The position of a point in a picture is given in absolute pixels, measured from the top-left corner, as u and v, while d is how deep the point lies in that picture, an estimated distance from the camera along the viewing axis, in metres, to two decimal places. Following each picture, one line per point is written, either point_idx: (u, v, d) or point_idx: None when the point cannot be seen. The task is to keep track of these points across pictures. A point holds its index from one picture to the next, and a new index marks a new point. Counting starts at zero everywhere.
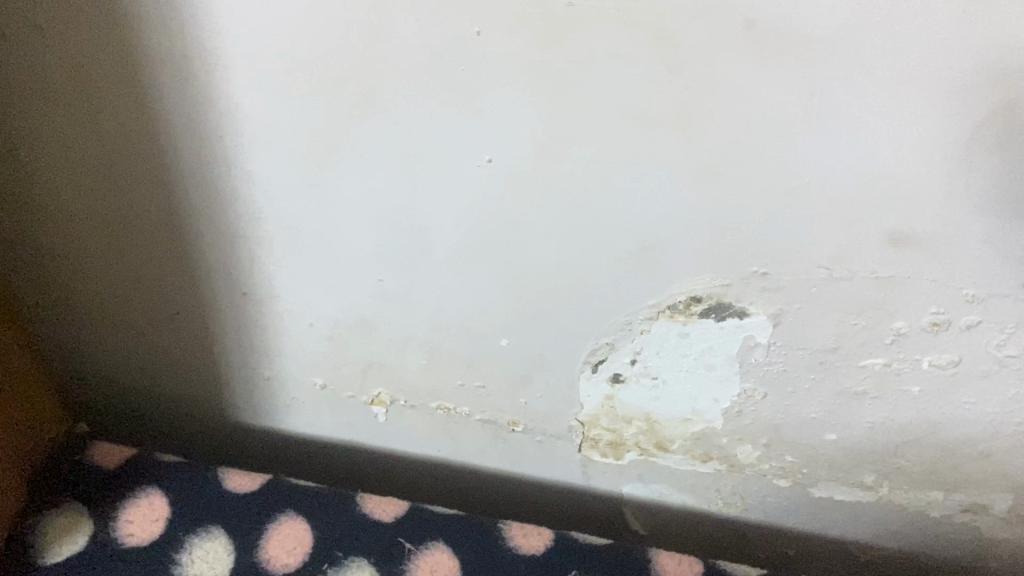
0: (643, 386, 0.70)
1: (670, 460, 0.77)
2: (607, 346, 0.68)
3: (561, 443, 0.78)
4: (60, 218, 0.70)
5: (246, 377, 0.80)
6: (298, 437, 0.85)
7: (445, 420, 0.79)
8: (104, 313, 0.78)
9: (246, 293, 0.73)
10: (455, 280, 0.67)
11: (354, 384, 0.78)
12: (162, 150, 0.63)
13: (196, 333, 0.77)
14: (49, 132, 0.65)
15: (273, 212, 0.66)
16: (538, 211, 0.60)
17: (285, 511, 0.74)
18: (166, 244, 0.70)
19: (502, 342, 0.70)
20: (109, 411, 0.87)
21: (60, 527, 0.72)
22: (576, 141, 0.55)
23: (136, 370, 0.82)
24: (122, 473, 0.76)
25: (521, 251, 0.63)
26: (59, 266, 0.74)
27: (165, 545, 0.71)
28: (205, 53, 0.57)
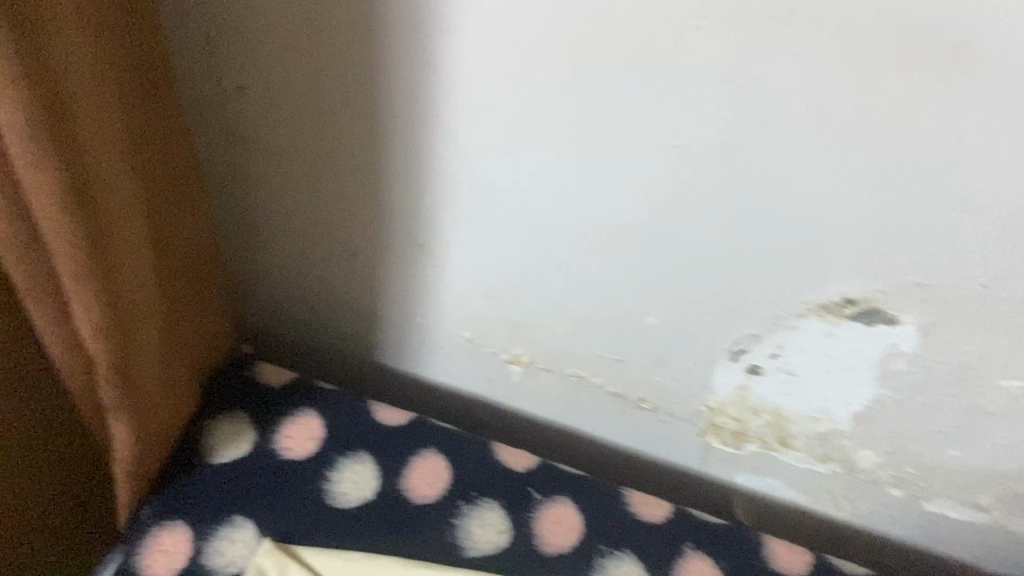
0: (779, 380, 0.74)
1: (789, 456, 0.81)
2: (752, 338, 0.72)
3: (685, 425, 0.82)
4: (267, 155, 0.77)
5: (400, 321, 0.87)
6: (433, 385, 0.91)
7: (574, 388, 0.84)
8: (285, 246, 0.85)
9: (420, 244, 0.79)
10: (618, 257, 0.72)
11: (500, 340, 0.84)
12: (375, 106, 0.70)
13: (365, 273, 0.84)
14: (275, 79, 0.71)
15: (462, 173, 0.71)
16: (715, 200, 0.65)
17: (426, 448, 0.80)
18: (358, 190, 0.77)
19: (649, 320, 0.75)
20: (265, 334, 0.95)
21: (227, 432, 0.80)
22: (769, 139, 0.60)
23: (302, 301, 0.89)
24: (284, 393, 0.83)
25: (688, 235, 0.68)
26: (255, 197, 0.82)
27: (318, 462, 0.79)
28: (437, 23, 0.62)
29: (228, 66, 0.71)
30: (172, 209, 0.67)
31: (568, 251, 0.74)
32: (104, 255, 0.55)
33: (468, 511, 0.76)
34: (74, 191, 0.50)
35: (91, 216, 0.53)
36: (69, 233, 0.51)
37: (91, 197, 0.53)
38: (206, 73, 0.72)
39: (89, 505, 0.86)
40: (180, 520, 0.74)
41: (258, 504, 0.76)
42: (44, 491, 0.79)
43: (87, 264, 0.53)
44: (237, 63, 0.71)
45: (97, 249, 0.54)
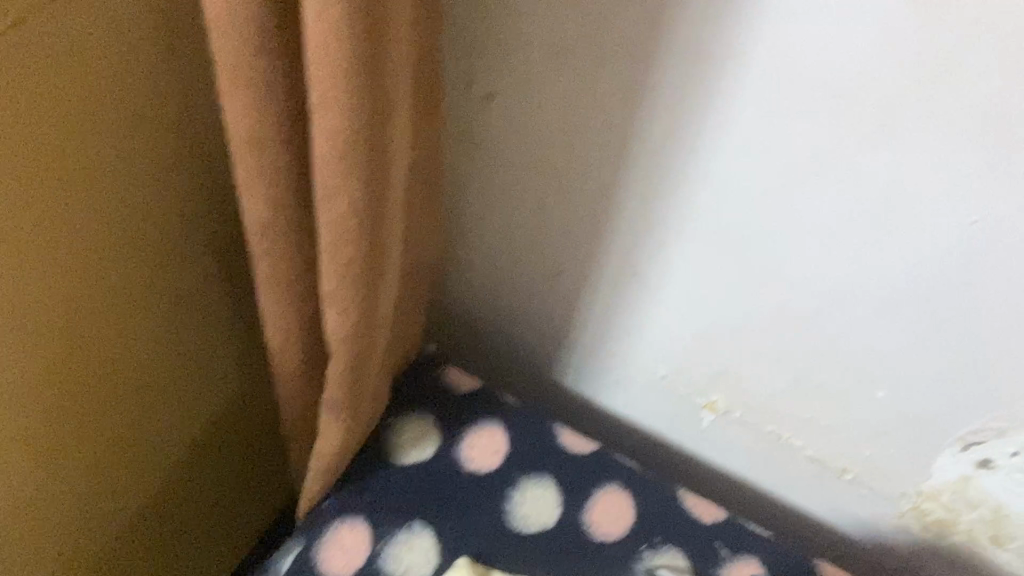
0: (1012, 480, 0.68)
1: (996, 556, 0.75)
2: (994, 431, 0.67)
3: (885, 504, 0.78)
4: (497, 165, 0.75)
5: (593, 344, 0.84)
6: (612, 413, 0.89)
7: (773, 446, 0.80)
8: (488, 253, 0.83)
9: (637, 276, 0.76)
10: (861, 323, 0.68)
11: (699, 384, 0.81)
12: (632, 132, 0.66)
13: (568, 294, 0.81)
14: (528, 94, 0.68)
15: (708, 211, 0.68)
16: (997, 285, 0.60)
17: (611, 482, 0.78)
18: (585, 212, 0.74)
19: (878, 394, 0.71)
20: (446, 334, 0.93)
21: (412, 434, 0.79)
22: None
23: (493, 309, 0.87)
24: (470, 402, 0.81)
25: (954, 318, 0.63)
26: (471, 204, 0.79)
27: (500, 479, 0.77)
28: (733, 56, 0.58)
29: (481, 73, 0.69)
30: (411, 216, 0.67)
31: (805, 308, 0.69)
32: (375, 267, 0.55)
33: (651, 556, 0.74)
34: (371, 209, 0.50)
35: (375, 232, 0.52)
36: (354, 247, 0.51)
37: (380, 213, 0.52)
38: (456, 77, 0.70)
39: (249, 458, 0.89)
40: (361, 518, 0.73)
41: (438, 514, 0.74)
42: (215, 441, 0.82)
43: (358, 277, 0.53)
44: (493, 70, 0.68)
45: (370, 264, 0.54)
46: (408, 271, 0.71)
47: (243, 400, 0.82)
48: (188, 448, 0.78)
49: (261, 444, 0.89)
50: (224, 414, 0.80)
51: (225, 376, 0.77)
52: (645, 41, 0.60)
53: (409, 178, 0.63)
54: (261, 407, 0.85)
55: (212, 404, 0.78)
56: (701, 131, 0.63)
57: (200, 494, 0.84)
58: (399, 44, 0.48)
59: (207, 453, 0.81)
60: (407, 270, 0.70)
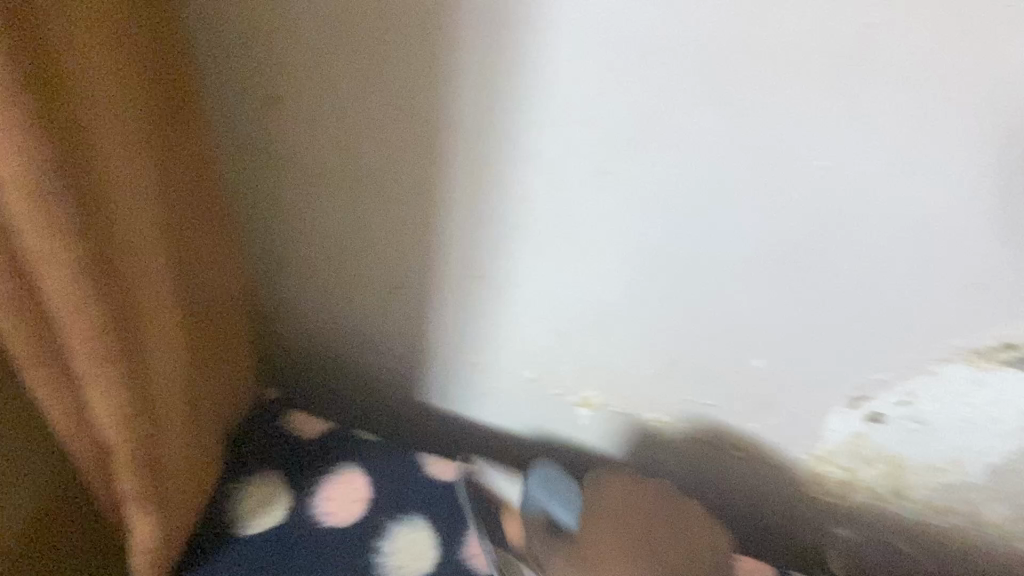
0: (902, 429, 0.64)
1: (902, 508, 0.71)
2: (878, 383, 0.62)
3: (782, 474, 0.72)
4: (302, 179, 0.65)
5: (449, 358, 0.76)
6: (484, 428, 0.81)
7: (657, 433, 0.74)
8: (314, 277, 0.73)
9: (480, 277, 0.68)
10: (724, 291, 0.62)
11: (568, 381, 0.74)
12: (439, 123, 0.58)
13: (410, 308, 0.73)
14: (315, 95, 0.59)
15: (540, 198, 0.60)
16: (858, 227, 0.54)
17: (490, 507, 0.69)
18: (408, 217, 0.65)
19: (756, 362, 0.65)
20: (292, 371, 0.83)
21: (259, 495, 0.68)
22: (947, 159, 0.49)
23: (332, 337, 0.78)
24: (320, 448, 0.71)
25: (820, 270, 0.58)
26: (284, 228, 0.69)
27: (363, 530, 0.67)
28: (531, 22, 0.50)
29: (257, 76, 0.59)
30: (198, 256, 0.56)
31: (661, 285, 0.63)
32: (134, 333, 0.45)
33: None
34: (102, 268, 0.40)
35: (121, 292, 0.42)
36: (93, 317, 0.41)
37: (122, 270, 0.42)
38: (228, 84, 0.60)
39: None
40: None
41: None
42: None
43: (114, 351, 0.43)
44: (268, 73, 0.58)
45: (126, 331, 0.43)
46: (208, 320, 0.60)
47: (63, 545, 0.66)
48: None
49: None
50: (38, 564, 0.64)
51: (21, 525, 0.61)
52: (431, 19, 0.52)
53: (178, 215, 0.52)
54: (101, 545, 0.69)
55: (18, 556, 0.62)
56: (515, 110, 0.55)
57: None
58: (95, 57, 0.37)
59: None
60: (207, 320, 0.60)
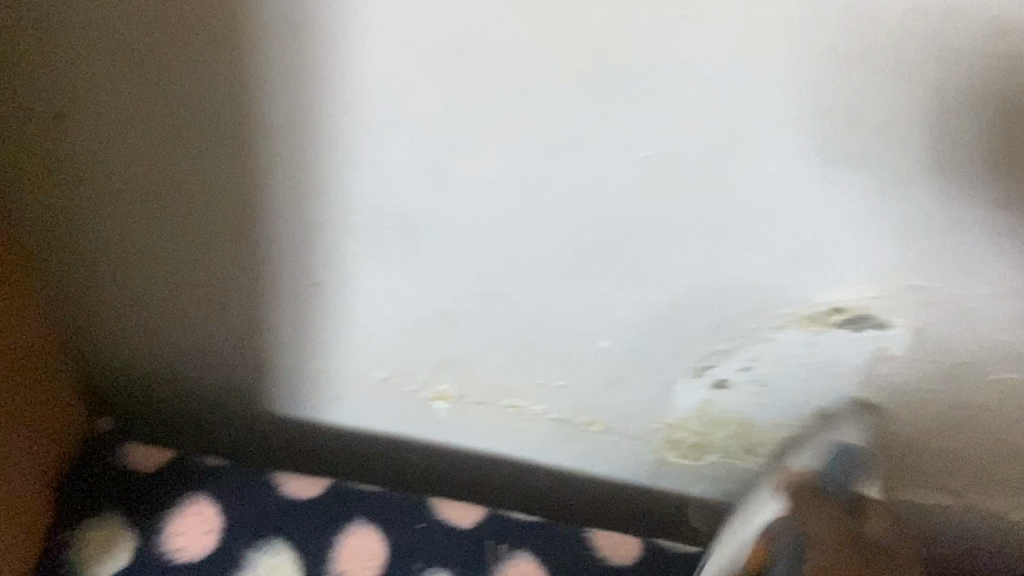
0: (748, 393, 0.66)
1: (753, 463, 0.74)
2: (722, 353, 0.63)
3: (638, 443, 0.74)
4: (91, 202, 0.63)
5: (295, 363, 0.73)
6: (342, 432, 0.79)
7: (514, 419, 0.74)
8: (145, 293, 0.69)
9: (315, 283, 0.65)
10: (563, 282, 0.61)
11: (421, 378, 0.72)
12: (253, 129, 0.55)
13: (249, 318, 0.70)
14: (100, 113, 0.57)
15: (367, 199, 0.58)
16: (688, 210, 0.54)
17: (353, 519, 0.67)
18: (234, 223, 0.62)
19: (602, 344, 0.65)
20: (123, 408, 0.78)
21: (97, 542, 0.64)
22: (778, 134, 0.49)
23: (174, 359, 0.74)
24: (164, 476, 0.68)
25: (654, 255, 0.58)
26: (93, 249, 0.66)
27: (222, 559, 0.64)
28: (334, 18, 0.48)
29: (53, 83, 0.55)
30: None
31: (505, 279, 0.62)
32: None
33: None
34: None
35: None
36: None
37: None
38: (19, 97, 0.56)
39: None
40: None
41: None
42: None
43: None
44: (63, 81, 0.55)
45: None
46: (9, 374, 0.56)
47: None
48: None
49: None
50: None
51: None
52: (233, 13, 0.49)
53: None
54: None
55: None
56: (308, 115, 0.54)
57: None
58: None
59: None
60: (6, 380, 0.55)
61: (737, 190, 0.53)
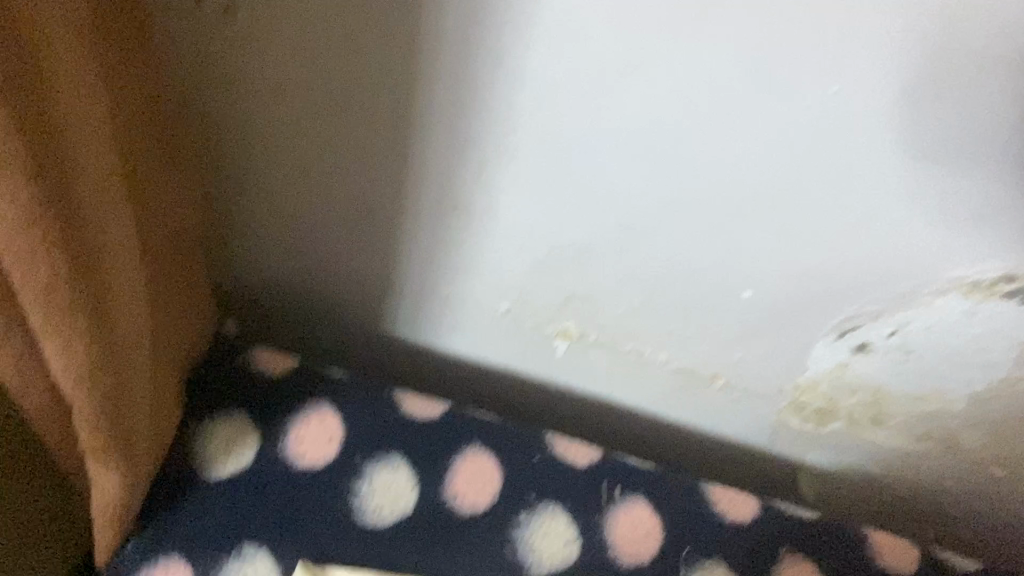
0: (890, 359, 0.64)
1: (879, 435, 0.71)
2: (871, 314, 0.61)
3: (761, 402, 0.71)
4: (240, 110, 0.61)
5: (422, 287, 0.72)
6: (457, 358, 0.78)
7: (635, 364, 0.73)
8: (282, 206, 0.68)
9: (457, 206, 0.64)
10: (718, 221, 0.58)
11: (547, 313, 0.71)
12: (424, 44, 0.52)
13: (383, 238, 0.68)
14: (266, 20, 0.54)
15: (529, 120, 0.56)
16: (874, 151, 0.51)
17: (471, 444, 0.67)
18: (385, 140, 0.60)
19: (744, 295, 0.63)
20: (249, 306, 0.79)
21: (223, 438, 0.64)
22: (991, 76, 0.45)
23: (303, 273, 0.73)
24: (289, 383, 0.68)
25: (825, 199, 0.55)
26: (236, 160, 0.65)
27: (342, 471, 0.64)
28: None
29: None
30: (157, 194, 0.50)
31: (656, 215, 0.59)
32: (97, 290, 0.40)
33: (527, 520, 0.64)
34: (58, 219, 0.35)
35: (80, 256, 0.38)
36: (48, 262, 0.36)
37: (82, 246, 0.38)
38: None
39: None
40: (176, 556, 0.60)
41: (271, 525, 0.62)
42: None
43: (79, 302, 0.39)
44: None
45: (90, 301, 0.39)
46: (175, 276, 0.55)
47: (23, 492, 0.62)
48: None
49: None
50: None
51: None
52: None
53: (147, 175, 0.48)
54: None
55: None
56: (484, 32, 0.51)
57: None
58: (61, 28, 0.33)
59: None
60: (172, 284, 0.55)
61: (930, 134, 0.49)
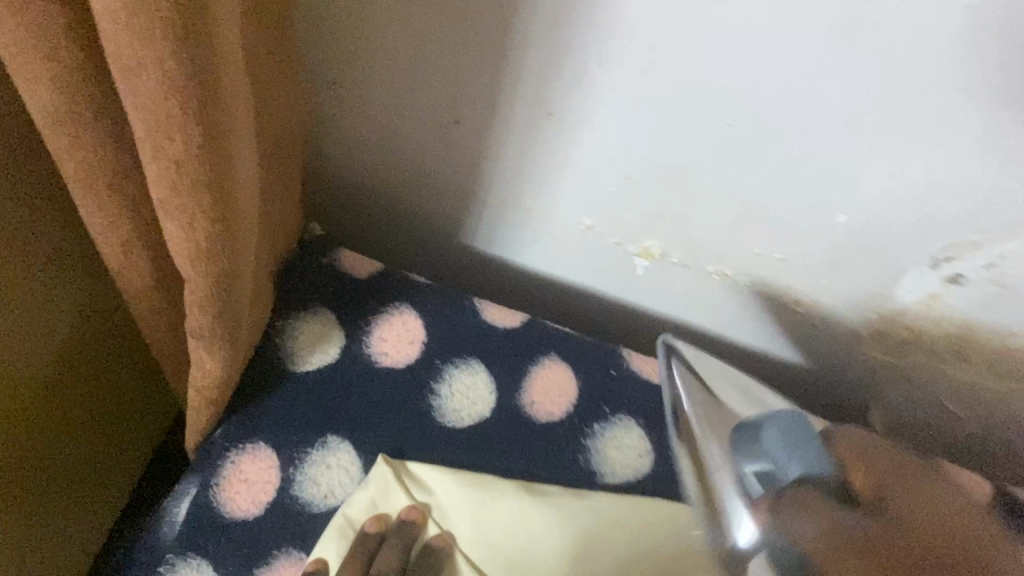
0: (984, 293, 0.62)
1: (961, 371, 0.70)
2: (970, 245, 0.59)
3: (840, 330, 0.71)
4: (336, 14, 0.59)
5: (506, 199, 0.72)
6: (535, 271, 0.79)
7: (717, 285, 0.72)
8: (371, 111, 0.67)
9: (551, 114, 0.62)
10: (823, 138, 0.57)
11: (631, 231, 0.71)
12: None
13: (470, 146, 0.68)
14: None
15: (634, 30, 0.54)
16: (1002, 77, 0.48)
17: (549, 355, 0.67)
18: (482, 49, 0.59)
19: (838, 219, 0.62)
20: (333, 205, 0.79)
21: (308, 336, 0.66)
22: None
23: (388, 178, 0.74)
24: (373, 285, 0.68)
25: (941, 119, 0.52)
26: (328, 65, 0.64)
27: (422, 372, 0.66)
28: None
29: None
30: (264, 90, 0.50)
31: (757, 129, 0.58)
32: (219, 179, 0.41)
33: (601, 430, 0.66)
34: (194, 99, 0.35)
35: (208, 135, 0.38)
36: (183, 138, 0.36)
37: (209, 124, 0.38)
38: None
39: (150, 427, 0.74)
40: (264, 445, 0.62)
41: (353, 420, 0.64)
42: (84, 439, 0.65)
43: (203, 179, 0.39)
44: None
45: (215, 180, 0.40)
46: (274, 170, 0.56)
47: (120, 375, 0.65)
48: (59, 449, 0.62)
49: (156, 419, 0.74)
50: (89, 398, 0.63)
51: (66, 367, 0.58)
52: None
53: (263, 62, 0.48)
54: (144, 371, 0.68)
55: (76, 394, 0.61)
56: None
57: (81, 503, 0.68)
58: None
59: (84, 450, 0.65)
60: (271, 178, 0.56)
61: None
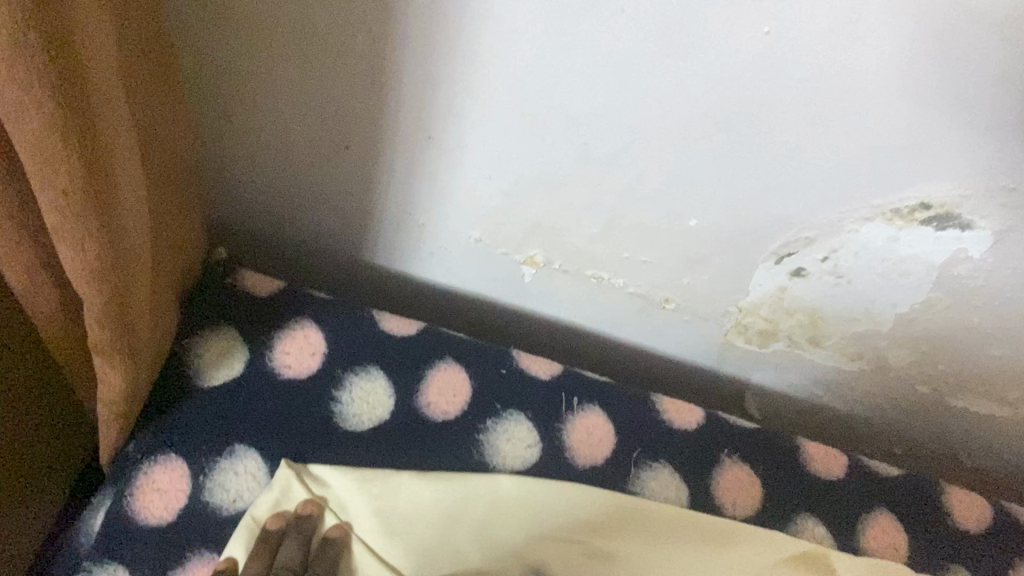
0: (824, 283, 0.70)
1: (817, 355, 0.78)
2: (806, 241, 0.67)
3: (709, 324, 0.78)
4: (226, 54, 0.64)
5: (398, 217, 0.77)
6: (433, 284, 0.85)
7: (596, 288, 0.79)
8: (265, 140, 0.72)
9: (430, 137, 0.68)
10: (669, 151, 0.64)
11: (514, 242, 0.77)
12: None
13: (360, 169, 0.73)
14: None
15: (494, 60, 0.60)
16: (805, 92, 0.56)
17: (443, 358, 0.73)
18: (362, 81, 0.64)
19: (693, 222, 0.69)
20: (238, 231, 0.84)
21: (215, 351, 0.70)
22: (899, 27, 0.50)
23: (288, 203, 0.79)
24: (275, 303, 0.73)
25: (764, 130, 0.60)
26: (222, 99, 0.69)
27: (323, 381, 0.71)
28: None
29: None
30: (157, 124, 0.55)
31: (613, 144, 0.64)
32: (106, 209, 0.45)
33: (493, 425, 0.71)
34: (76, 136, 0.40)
35: (92, 166, 0.43)
36: (67, 168, 0.41)
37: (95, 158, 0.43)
38: None
39: (72, 448, 0.77)
40: (174, 454, 0.66)
41: (259, 428, 0.68)
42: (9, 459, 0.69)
43: (90, 205, 0.44)
44: None
45: (102, 205, 0.45)
46: (171, 199, 0.60)
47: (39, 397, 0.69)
48: None
49: (77, 441, 0.77)
50: (11, 421, 0.66)
51: None
52: None
53: (149, 98, 0.53)
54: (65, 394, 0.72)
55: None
56: None
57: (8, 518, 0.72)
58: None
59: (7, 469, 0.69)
60: (168, 206, 0.60)
61: (852, 85, 0.55)
